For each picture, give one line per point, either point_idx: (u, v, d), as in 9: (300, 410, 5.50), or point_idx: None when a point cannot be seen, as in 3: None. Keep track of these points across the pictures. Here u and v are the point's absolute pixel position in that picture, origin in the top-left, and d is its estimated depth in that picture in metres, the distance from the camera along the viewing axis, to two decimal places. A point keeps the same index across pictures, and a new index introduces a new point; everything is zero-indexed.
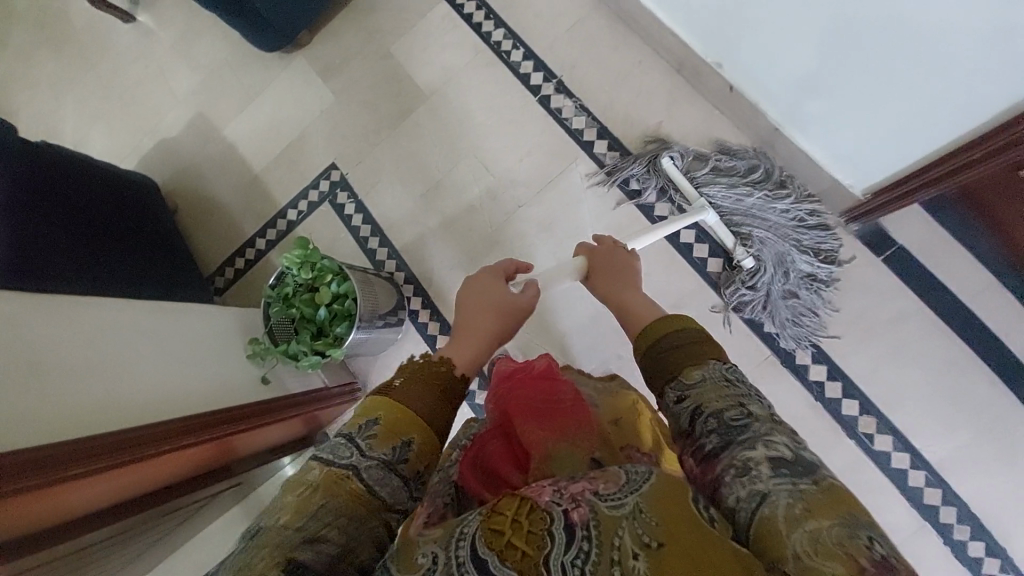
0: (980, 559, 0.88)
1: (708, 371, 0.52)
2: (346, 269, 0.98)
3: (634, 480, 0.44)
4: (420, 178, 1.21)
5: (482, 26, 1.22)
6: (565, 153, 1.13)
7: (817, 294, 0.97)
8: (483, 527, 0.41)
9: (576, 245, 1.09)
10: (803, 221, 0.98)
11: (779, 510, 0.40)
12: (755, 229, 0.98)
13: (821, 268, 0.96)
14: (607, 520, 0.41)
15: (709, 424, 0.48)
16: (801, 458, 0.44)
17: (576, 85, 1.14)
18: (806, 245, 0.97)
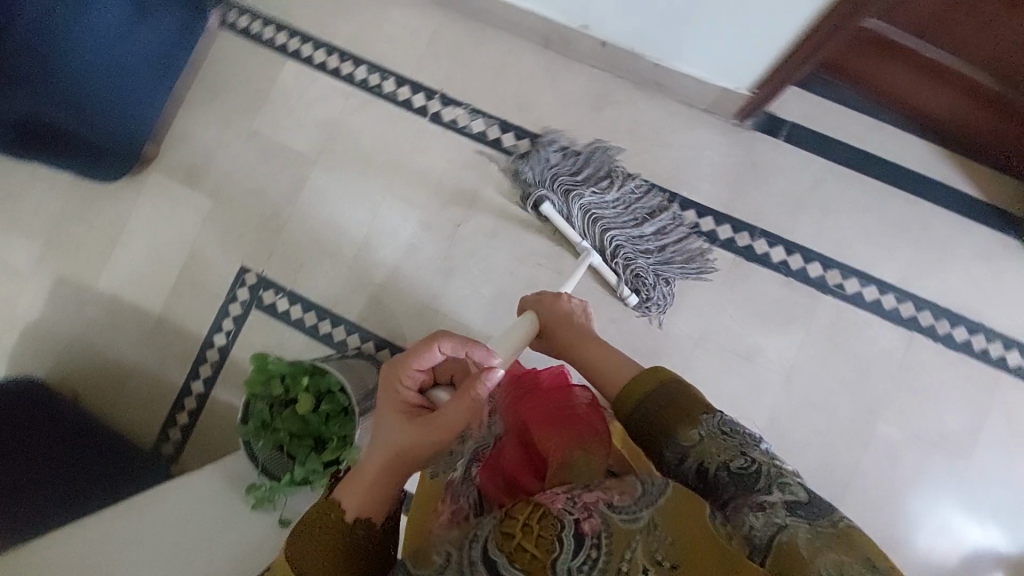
0: (966, 341, 1.02)
1: (705, 430, 0.62)
2: (318, 363, 0.89)
3: (650, 493, 0.53)
4: (345, 242, 1.13)
5: (341, 71, 1.17)
6: (479, 159, 1.11)
7: (691, 244, 1.05)
8: (496, 530, 0.50)
9: (527, 239, 1.09)
10: (644, 202, 1.05)
11: (799, 537, 0.50)
12: (606, 231, 1.03)
13: (677, 225, 1.04)
14: (619, 530, 0.49)
15: (721, 474, 0.58)
16: (812, 500, 0.54)
17: (459, 93, 1.13)
18: (644, 213, 1.04)
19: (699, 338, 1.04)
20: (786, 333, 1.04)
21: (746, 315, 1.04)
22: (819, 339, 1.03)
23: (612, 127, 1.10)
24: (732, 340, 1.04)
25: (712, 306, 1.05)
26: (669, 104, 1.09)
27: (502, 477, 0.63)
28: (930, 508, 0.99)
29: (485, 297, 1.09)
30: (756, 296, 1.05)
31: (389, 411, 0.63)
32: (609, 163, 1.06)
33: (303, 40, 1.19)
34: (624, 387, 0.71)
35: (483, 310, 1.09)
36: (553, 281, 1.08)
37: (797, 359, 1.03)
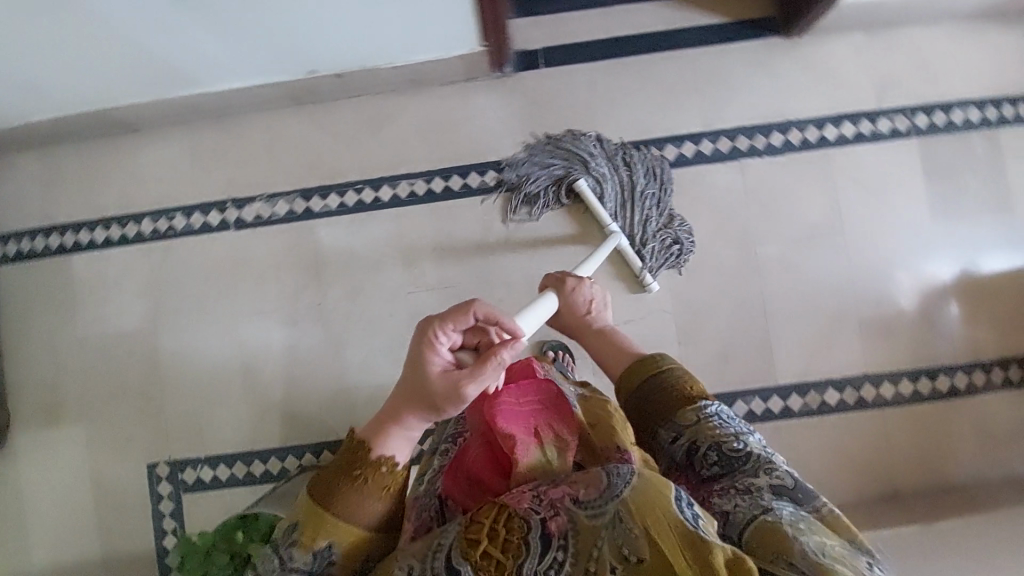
0: (784, 142, 1.09)
1: (699, 413, 0.70)
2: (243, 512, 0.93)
3: (615, 486, 0.55)
4: (229, 382, 1.08)
5: (129, 234, 1.12)
6: (300, 236, 1.09)
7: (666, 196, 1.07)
8: (461, 536, 0.56)
9: (386, 279, 1.09)
10: (625, 163, 1.07)
11: (783, 520, 0.54)
12: (606, 199, 1.07)
13: (665, 182, 1.07)
14: (585, 528, 0.54)
15: (712, 454, 0.65)
16: (797, 486, 0.60)
17: (248, 190, 1.11)
18: (641, 168, 1.07)
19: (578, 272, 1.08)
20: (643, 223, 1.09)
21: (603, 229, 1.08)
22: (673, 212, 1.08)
23: (400, 140, 1.11)
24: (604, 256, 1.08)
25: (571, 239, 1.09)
26: (434, 91, 1.10)
27: (467, 476, 0.67)
28: (836, 291, 1.07)
29: (381, 351, 1.08)
30: (667, 219, 1.07)
31: (418, 374, 0.63)
32: (568, 137, 1.08)
33: (76, 228, 1.13)
34: (636, 364, 0.79)
35: (388, 362, 1.08)
36: (431, 300, 1.09)
37: (665, 238, 1.08)
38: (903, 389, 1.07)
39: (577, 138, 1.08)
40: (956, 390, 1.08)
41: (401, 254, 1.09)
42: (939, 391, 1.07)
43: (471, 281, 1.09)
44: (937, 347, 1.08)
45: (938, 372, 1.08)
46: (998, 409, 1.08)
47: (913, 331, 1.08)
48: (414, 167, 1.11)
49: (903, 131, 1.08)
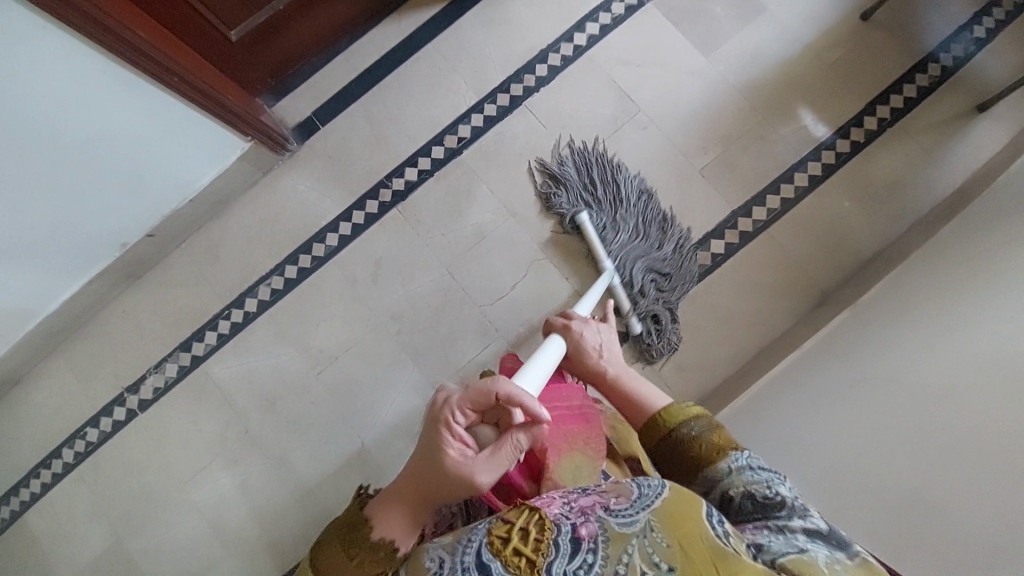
0: (548, 69, 1.17)
1: (733, 462, 0.65)
2: None
3: (646, 497, 0.56)
4: (205, 548, 1.08)
5: (55, 470, 1.14)
6: (199, 383, 1.13)
7: (684, 282, 1.08)
8: (491, 533, 0.56)
9: (292, 374, 1.12)
10: (636, 201, 1.10)
11: (818, 561, 0.51)
12: (602, 238, 1.09)
13: (680, 242, 1.09)
14: (616, 535, 0.54)
15: (746, 503, 0.61)
16: (837, 534, 0.55)
17: (136, 371, 1.15)
18: (660, 224, 1.10)
19: (446, 271, 1.12)
20: (476, 198, 1.14)
21: (444, 224, 1.14)
22: (494, 175, 1.14)
23: (239, 254, 1.16)
24: (460, 245, 1.13)
25: (425, 246, 1.13)
26: (245, 199, 1.17)
27: (504, 479, 0.71)
28: (666, 158, 1.12)
29: (321, 438, 1.10)
30: (670, 288, 1.08)
31: (434, 456, 0.62)
32: (624, 194, 1.10)
33: (8, 494, 1.15)
34: (658, 414, 0.73)
35: (334, 446, 1.09)
36: (339, 370, 1.11)
37: (501, 200, 1.13)
38: (773, 204, 1.10)
39: (625, 185, 1.11)
40: (819, 176, 1.11)
41: (293, 345, 1.13)
42: (805, 187, 1.10)
43: (364, 332, 1.12)
44: (779, 151, 1.11)
45: (795, 171, 1.11)
46: (866, 169, 1.10)
47: (752, 150, 1.11)
48: (264, 269, 1.15)
49: (636, 4, 1.18)
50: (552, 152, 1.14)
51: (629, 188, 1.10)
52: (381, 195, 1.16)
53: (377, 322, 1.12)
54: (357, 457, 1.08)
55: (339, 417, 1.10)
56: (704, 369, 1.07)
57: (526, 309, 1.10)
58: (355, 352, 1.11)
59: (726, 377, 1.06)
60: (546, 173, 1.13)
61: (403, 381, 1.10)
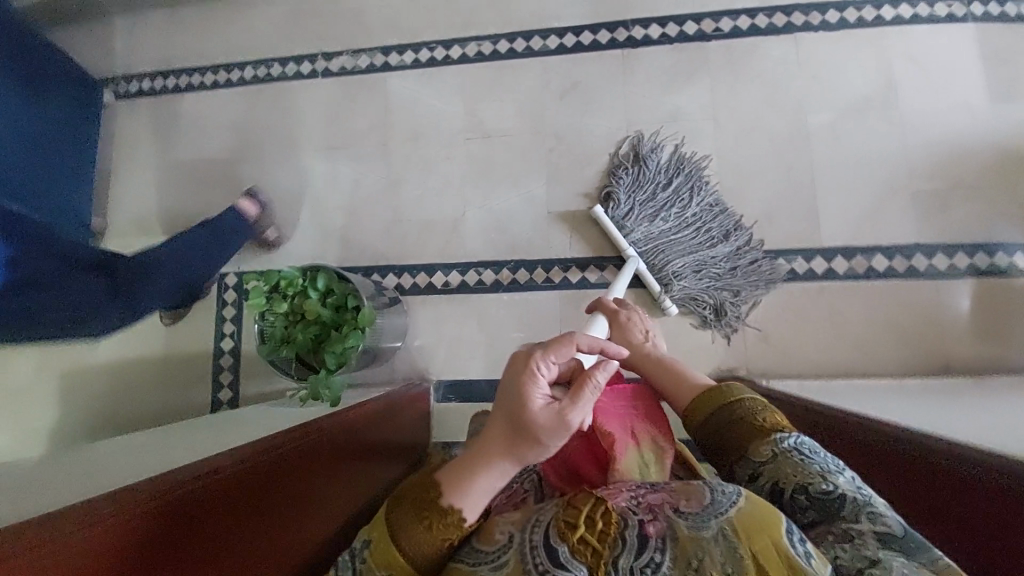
0: (838, 20, 1.12)
1: (774, 447, 0.58)
2: (335, 274, 0.90)
3: (719, 502, 0.49)
4: (296, 206, 1.19)
5: (232, 78, 1.29)
6: (374, 84, 1.22)
7: (733, 279, 1.03)
8: (559, 518, 0.49)
9: (447, 125, 1.17)
10: (683, 187, 1.08)
11: (893, 569, 0.44)
12: (635, 223, 1.07)
13: (730, 238, 1.05)
14: (685, 540, 0.47)
15: (801, 497, 0.54)
16: (913, 535, 0.47)
17: (336, 45, 1.25)
18: (717, 230, 1.06)
19: (627, 127, 1.13)
20: (695, 85, 1.13)
21: (652, 88, 1.14)
22: (725, 77, 1.12)
23: (472, 7, 1.22)
24: (654, 114, 1.13)
25: (623, 96, 1.14)
26: None
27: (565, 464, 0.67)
28: (890, 162, 1.06)
29: (436, 188, 1.15)
30: (722, 279, 1.03)
31: (511, 409, 0.54)
32: (674, 175, 1.08)
33: (192, 72, 1.31)
34: (695, 396, 0.68)
35: (441, 201, 1.15)
36: (486, 146, 1.15)
37: (715, 101, 1.12)
38: (958, 263, 1.01)
39: (673, 168, 1.09)
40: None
41: (464, 102, 1.18)
42: (1002, 269, 1.00)
43: (525, 130, 1.15)
44: (1004, 224, 1.02)
45: (1000, 249, 1.01)
46: None
47: (976, 207, 1.03)
48: (483, 31, 1.21)
49: (959, 17, 1.10)
50: (805, 94, 1.10)
51: (686, 179, 1.08)
52: (618, 33, 1.17)
53: (541, 129, 1.15)
54: (452, 222, 1.14)
55: (459, 182, 1.15)
56: (790, 352, 1.01)
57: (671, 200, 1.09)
58: (508, 140, 1.15)
59: (804, 372, 1.00)
60: (764, 114, 1.10)
61: (529, 189, 1.13)
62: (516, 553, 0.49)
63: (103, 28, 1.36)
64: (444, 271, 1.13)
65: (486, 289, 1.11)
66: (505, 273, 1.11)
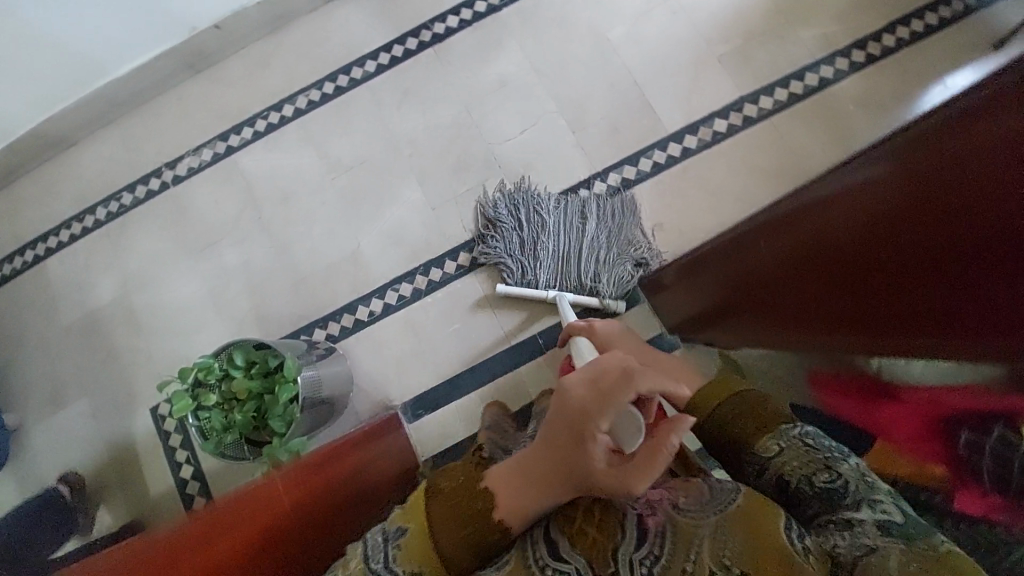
0: None
1: (782, 437, 0.55)
2: (245, 344, 0.89)
3: (718, 498, 0.52)
4: (200, 310, 1.18)
5: (88, 224, 1.27)
6: (226, 169, 1.24)
7: (614, 250, 1.09)
8: (558, 522, 0.55)
9: (309, 175, 1.21)
10: (531, 204, 1.12)
11: (888, 559, 0.41)
12: (506, 262, 1.10)
13: (590, 214, 1.11)
14: (683, 527, 0.51)
15: (804, 487, 0.51)
16: (916, 522, 0.45)
17: (175, 152, 1.27)
18: (578, 216, 1.11)
19: (466, 108, 1.20)
20: (506, 50, 1.22)
21: (472, 67, 1.22)
22: (528, 33, 1.23)
23: (285, 67, 1.27)
24: (483, 87, 1.21)
25: (450, 84, 1.22)
26: (301, 20, 1.29)
27: None
28: (690, 44, 1.18)
29: (322, 234, 1.18)
30: (608, 253, 1.09)
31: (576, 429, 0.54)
32: (516, 197, 1.13)
33: (46, 236, 1.29)
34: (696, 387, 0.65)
35: (332, 243, 1.17)
36: (351, 178, 1.20)
37: (528, 55, 1.22)
38: (779, 96, 1.14)
39: (512, 195, 1.13)
40: (831, 79, 1.15)
41: (314, 150, 1.22)
42: (814, 86, 1.14)
43: (379, 149, 1.20)
44: (797, 52, 1.16)
45: (805, 72, 1.15)
46: (877, 81, 1.14)
47: (771, 49, 1.17)
48: (304, 82, 1.26)
49: None
50: (598, 18, 1.22)
51: (525, 195, 1.12)
52: (422, 35, 1.25)
53: (394, 143, 1.20)
54: (351, 257, 1.16)
55: (342, 219, 1.18)
56: (686, 229, 1.10)
57: (531, 151, 1.16)
58: (368, 165, 1.20)
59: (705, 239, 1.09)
60: (574, 49, 1.21)
61: (406, 197, 1.17)
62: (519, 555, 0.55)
63: None
64: (363, 303, 1.14)
65: (409, 301, 1.13)
66: (419, 279, 1.14)
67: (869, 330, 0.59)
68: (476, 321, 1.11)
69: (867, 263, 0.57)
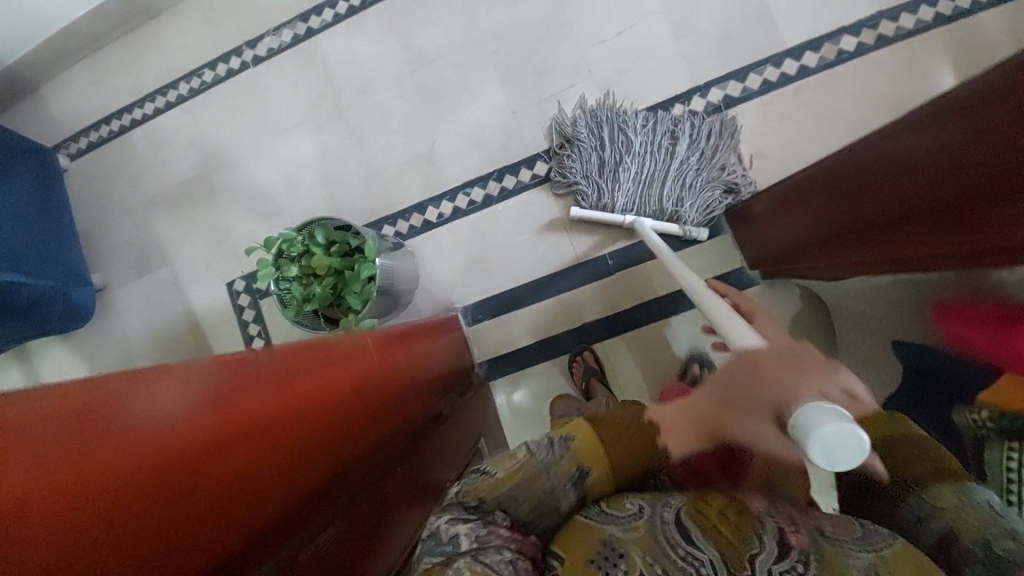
0: None
1: (967, 497, 0.49)
2: (325, 223, 0.92)
3: (872, 534, 0.46)
4: (274, 194, 1.20)
5: (171, 99, 1.29)
6: (305, 52, 1.20)
7: (701, 175, 1.02)
8: (689, 506, 0.50)
9: (389, 65, 1.16)
10: (614, 122, 1.06)
11: None
12: (581, 181, 1.05)
13: (679, 134, 1.03)
14: (833, 561, 0.44)
15: (974, 553, 0.45)
16: None
17: (256, 30, 1.24)
18: (665, 136, 1.04)
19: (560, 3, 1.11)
20: None
21: None
22: None
23: None
24: None
25: None
26: None
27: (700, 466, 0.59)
28: None
29: (398, 129, 1.15)
30: (694, 179, 1.02)
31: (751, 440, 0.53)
32: (599, 113, 1.06)
33: (132, 107, 1.32)
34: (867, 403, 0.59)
35: (408, 140, 1.14)
36: (432, 72, 1.14)
37: None
38: (926, 15, 0.99)
39: (595, 111, 1.06)
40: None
41: (396, 38, 1.16)
42: (972, 6, 0.98)
43: (463, 42, 1.13)
44: None
45: None
46: None
47: None
48: None
49: None
50: None
51: (607, 113, 1.06)
52: None
53: (479, 37, 1.13)
54: (426, 156, 1.13)
55: (419, 115, 1.14)
56: (787, 159, 1.01)
57: (627, 58, 1.07)
58: (450, 59, 1.14)
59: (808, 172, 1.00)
60: None
61: (487, 97, 1.12)
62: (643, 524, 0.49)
63: (35, 96, 1.36)
64: (434, 204, 1.13)
65: (480, 207, 1.11)
66: (492, 184, 1.11)
67: (971, 226, 0.50)
68: (546, 235, 1.09)
69: (961, 162, 0.49)
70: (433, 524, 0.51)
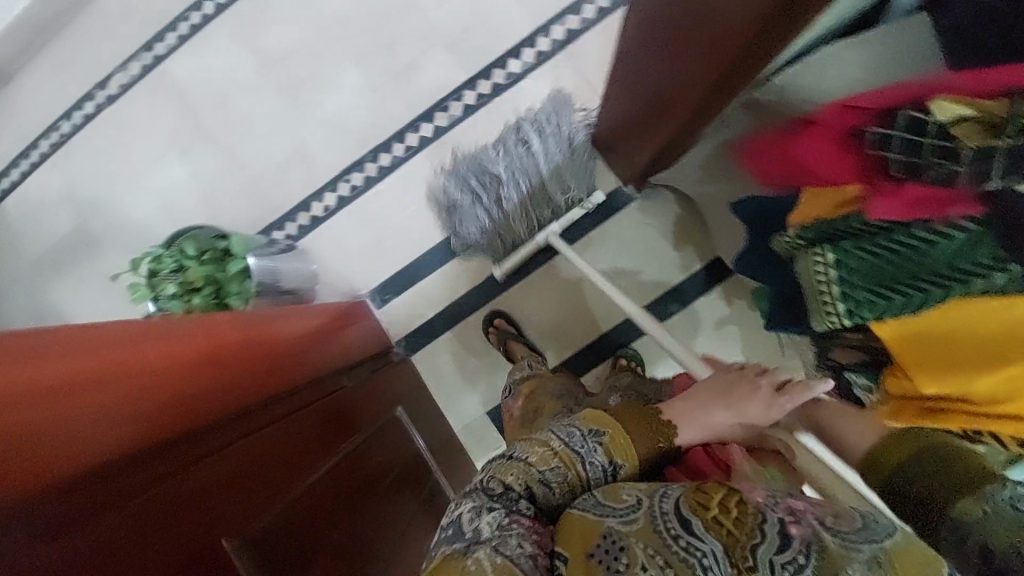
0: None
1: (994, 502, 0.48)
2: (189, 235, 0.91)
3: (868, 528, 0.45)
4: (156, 227, 1.17)
5: (31, 159, 1.24)
6: (158, 80, 1.18)
7: (567, 138, 1.01)
8: (690, 496, 0.46)
9: (243, 74, 1.15)
10: (461, 190, 1.02)
11: None
12: (472, 228, 1.02)
13: (532, 129, 1.00)
14: (835, 554, 0.43)
15: None
16: None
17: (103, 70, 1.21)
18: (521, 139, 1.01)
19: None
20: None
21: None
22: None
23: None
24: None
25: None
26: None
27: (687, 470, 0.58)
28: None
29: (267, 134, 1.14)
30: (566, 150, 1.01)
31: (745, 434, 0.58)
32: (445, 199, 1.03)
33: None
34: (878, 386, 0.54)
35: (279, 142, 1.13)
36: (286, 70, 1.14)
37: None
38: None
39: (442, 199, 1.03)
40: None
41: (243, 46, 1.15)
42: None
43: (310, 35, 1.14)
44: None
45: None
46: None
47: None
48: None
49: None
50: None
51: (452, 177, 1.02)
52: None
53: (324, 26, 1.13)
54: (300, 154, 1.13)
55: (284, 116, 1.14)
56: None
57: (469, 14, 1.09)
58: (301, 54, 1.14)
59: None
60: None
61: (346, 83, 1.12)
62: (646, 517, 0.44)
63: None
64: (318, 198, 1.12)
65: (362, 190, 1.11)
66: (369, 165, 1.11)
67: None
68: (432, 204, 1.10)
69: None
70: (453, 512, 0.48)
